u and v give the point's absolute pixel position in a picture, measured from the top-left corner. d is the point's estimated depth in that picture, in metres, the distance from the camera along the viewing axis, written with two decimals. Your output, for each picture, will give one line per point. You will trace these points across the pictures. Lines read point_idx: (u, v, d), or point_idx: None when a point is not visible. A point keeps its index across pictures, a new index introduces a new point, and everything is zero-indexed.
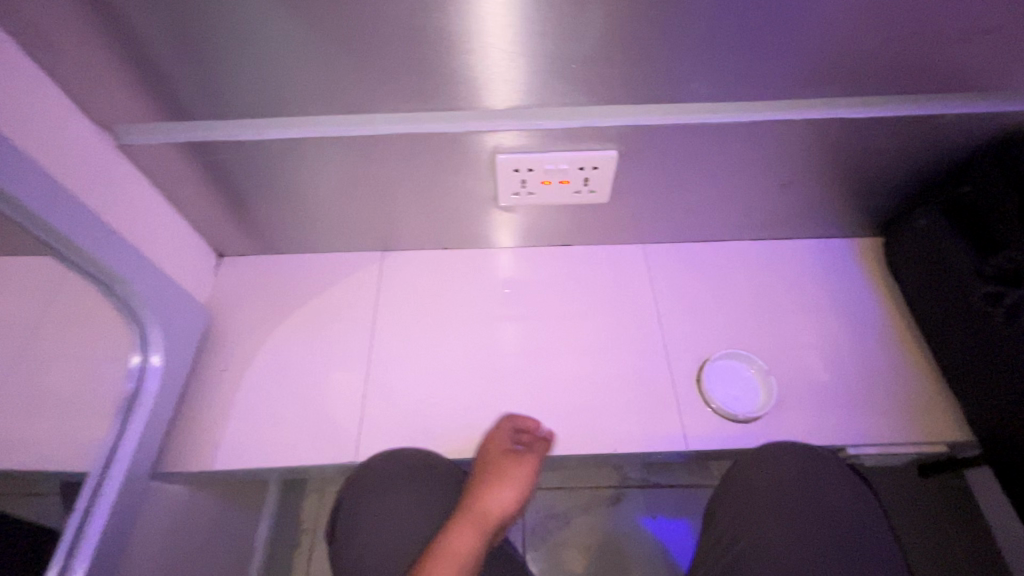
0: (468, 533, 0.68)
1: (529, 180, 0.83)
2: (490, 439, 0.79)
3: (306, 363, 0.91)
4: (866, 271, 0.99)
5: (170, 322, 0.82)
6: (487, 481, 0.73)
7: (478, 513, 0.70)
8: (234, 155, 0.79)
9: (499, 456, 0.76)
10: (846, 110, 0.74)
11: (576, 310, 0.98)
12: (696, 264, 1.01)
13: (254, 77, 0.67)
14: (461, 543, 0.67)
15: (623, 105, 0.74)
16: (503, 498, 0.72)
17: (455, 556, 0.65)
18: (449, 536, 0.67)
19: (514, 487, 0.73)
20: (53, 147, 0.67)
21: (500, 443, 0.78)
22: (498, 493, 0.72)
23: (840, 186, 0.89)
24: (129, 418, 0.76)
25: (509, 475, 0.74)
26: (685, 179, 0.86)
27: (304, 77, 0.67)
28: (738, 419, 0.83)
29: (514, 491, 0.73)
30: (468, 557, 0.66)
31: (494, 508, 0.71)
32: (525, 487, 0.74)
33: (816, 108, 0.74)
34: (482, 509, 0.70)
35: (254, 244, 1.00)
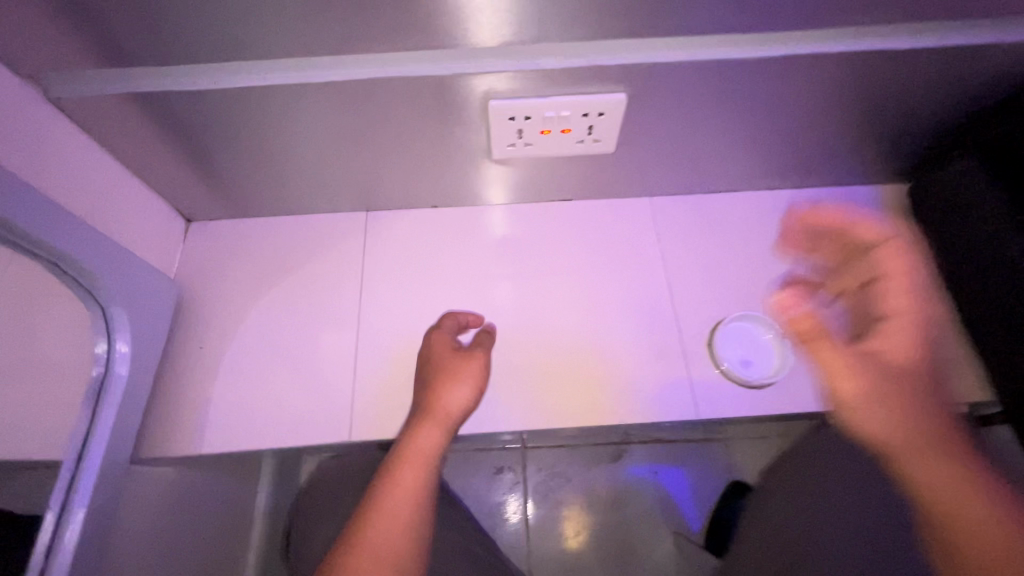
0: (429, 433, 0.67)
1: (527, 129, 0.74)
2: (433, 340, 0.77)
3: (290, 337, 0.85)
4: (887, 221, 0.92)
5: (135, 299, 0.74)
6: (440, 379, 0.71)
7: (436, 411, 0.68)
8: (187, 108, 0.68)
9: (448, 354, 0.74)
10: (890, 41, 0.65)
11: (579, 271, 0.91)
12: (707, 217, 0.94)
13: (197, 14, 0.56)
14: (422, 441, 0.66)
15: (636, 40, 0.63)
16: (460, 392, 0.70)
17: (419, 455, 0.65)
18: (410, 437, 0.66)
19: (469, 379, 0.71)
20: None
21: (443, 341, 0.76)
22: (453, 387, 0.70)
23: (870, 128, 0.80)
24: (100, 407, 0.70)
25: (463, 369, 0.72)
26: (701, 124, 0.77)
27: (258, 15, 0.56)
28: (748, 384, 0.79)
29: (471, 387, 0.71)
30: (432, 452, 0.65)
31: (451, 403, 0.69)
32: (481, 378, 0.71)
33: (856, 39, 0.64)
34: (440, 406, 0.68)
35: (223, 206, 0.91)
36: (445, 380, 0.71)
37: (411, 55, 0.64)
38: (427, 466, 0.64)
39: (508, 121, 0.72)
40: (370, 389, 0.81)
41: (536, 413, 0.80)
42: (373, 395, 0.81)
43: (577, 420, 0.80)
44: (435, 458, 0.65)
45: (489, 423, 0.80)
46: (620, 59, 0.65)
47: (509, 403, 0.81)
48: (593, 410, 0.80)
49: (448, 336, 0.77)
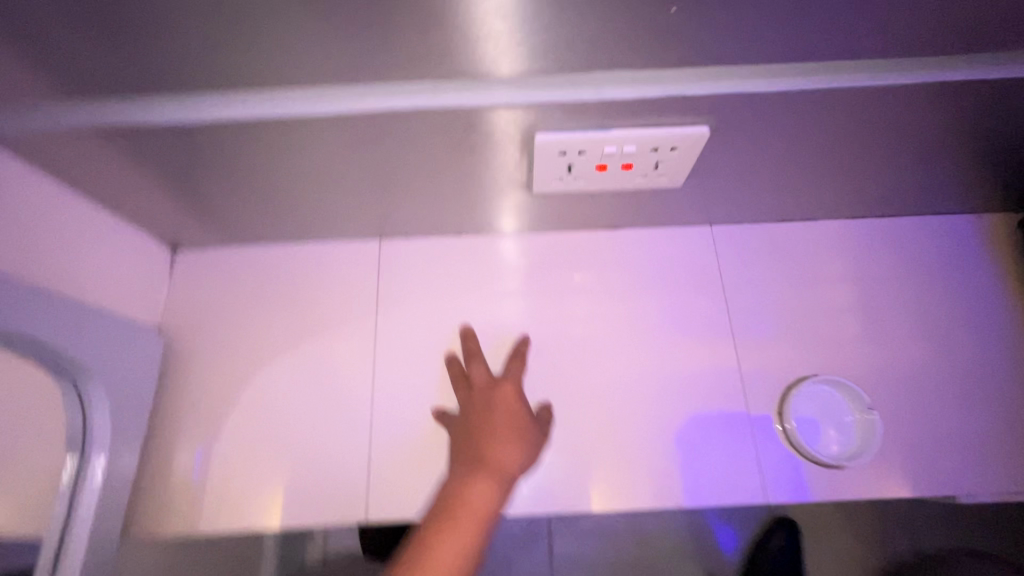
0: (484, 493, 0.58)
1: (578, 165, 0.60)
2: (499, 391, 0.68)
3: (295, 392, 0.74)
4: (992, 260, 0.78)
5: (114, 364, 0.64)
6: (504, 436, 0.63)
7: (496, 466, 0.60)
8: (158, 143, 0.55)
9: (514, 409, 0.67)
10: None
11: (627, 315, 0.79)
12: (779, 253, 0.80)
13: (157, 36, 0.42)
14: (480, 499, 0.57)
15: (729, 65, 0.49)
16: (521, 454, 0.63)
17: (475, 514, 0.56)
18: (466, 489, 0.58)
19: (530, 445, 0.64)
20: None
21: (511, 391, 0.68)
22: (513, 447, 0.62)
23: (994, 159, 0.66)
24: (77, 498, 0.61)
25: (527, 431, 0.65)
26: (791, 155, 0.63)
27: (237, 39, 0.42)
28: (804, 452, 0.69)
29: (532, 454, 0.64)
30: (486, 514, 0.57)
31: (511, 463, 0.61)
32: (537, 447, 0.65)
33: (1016, 63, 0.49)
34: (503, 464, 0.60)
35: (214, 236, 0.78)
36: (504, 436, 0.63)
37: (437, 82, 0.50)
38: (480, 530, 0.55)
39: (556, 156, 0.58)
40: (387, 457, 0.71)
41: (576, 489, 0.70)
42: (390, 465, 0.70)
43: (625, 499, 0.70)
44: (491, 521, 0.56)
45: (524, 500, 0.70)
46: (707, 89, 0.50)
47: (546, 476, 0.71)
48: (643, 487, 0.70)
49: (517, 387, 0.69)
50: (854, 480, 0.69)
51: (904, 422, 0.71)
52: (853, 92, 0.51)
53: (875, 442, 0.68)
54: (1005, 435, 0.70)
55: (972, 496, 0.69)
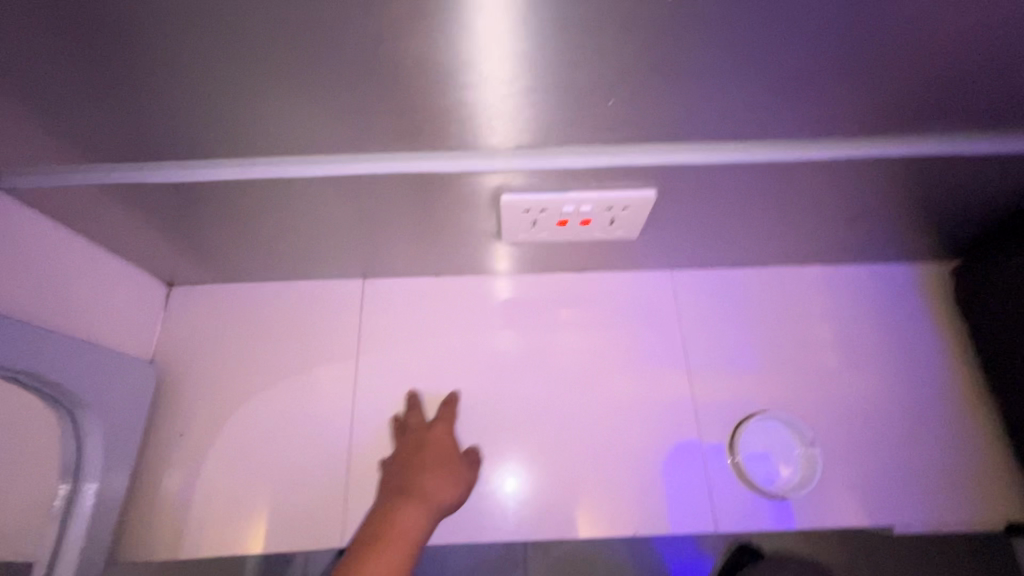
0: (416, 516, 0.62)
1: (542, 220, 0.66)
2: (432, 432, 0.74)
3: (279, 422, 0.79)
4: (926, 304, 0.85)
5: (110, 399, 0.68)
6: (435, 470, 0.68)
7: (426, 495, 0.64)
8: (160, 198, 0.61)
9: (446, 449, 0.72)
10: (943, 143, 0.58)
11: (593, 354, 0.84)
12: (733, 296, 0.87)
13: (169, 114, 0.49)
14: (410, 525, 0.60)
15: (667, 141, 0.56)
16: (451, 488, 0.67)
17: (405, 538, 0.59)
18: (398, 514, 0.61)
19: (460, 481, 0.69)
20: None
21: (444, 433, 0.74)
22: (446, 481, 0.67)
23: (913, 216, 0.73)
24: (69, 521, 0.65)
25: (456, 468, 0.70)
26: (735, 211, 0.70)
27: (240, 117, 0.49)
28: (754, 484, 0.74)
29: (461, 487, 0.68)
30: (414, 539, 0.60)
31: (441, 494, 0.65)
32: (465, 483, 0.69)
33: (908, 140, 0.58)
34: (433, 495, 0.64)
35: (207, 274, 0.83)
36: (438, 471, 0.68)
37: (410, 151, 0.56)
38: (409, 552, 0.58)
39: (521, 213, 0.64)
40: (364, 485, 0.75)
41: (542, 517, 0.75)
42: (367, 494, 0.75)
43: (586, 527, 0.74)
44: (419, 546, 0.60)
45: (493, 527, 0.74)
46: (649, 158, 0.58)
47: (514, 505, 0.75)
48: (604, 516, 0.75)
49: (449, 430, 0.74)
50: (801, 512, 0.73)
51: (845, 456, 0.76)
52: (777, 163, 0.59)
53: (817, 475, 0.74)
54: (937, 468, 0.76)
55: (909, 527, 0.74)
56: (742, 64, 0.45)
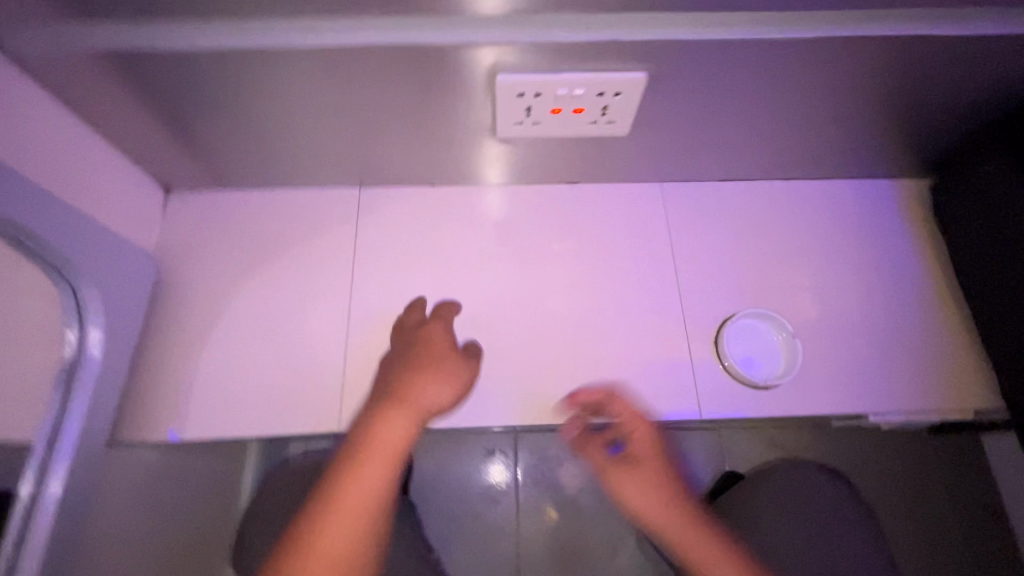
0: (400, 423, 0.56)
1: (535, 108, 0.68)
2: (427, 329, 0.68)
3: (277, 318, 0.81)
4: (907, 217, 0.88)
5: (110, 278, 0.69)
6: (425, 373, 0.60)
7: (414, 403, 0.57)
8: (156, 72, 0.62)
9: (444, 349, 0.64)
10: (941, 25, 0.59)
11: (584, 261, 0.87)
12: (720, 207, 0.89)
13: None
14: (392, 434, 0.55)
15: (658, 15, 0.58)
16: (450, 385, 0.60)
17: (384, 447, 0.54)
18: (377, 424, 0.55)
19: (461, 375, 0.62)
20: None
21: (439, 333, 0.66)
22: (440, 383, 0.60)
23: (897, 122, 0.76)
24: (71, 394, 0.65)
25: (456, 364, 0.62)
26: (722, 108, 0.72)
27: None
28: (745, 380, 0.77)
29: (458, 388, 0.61)
30: (397, 451, 0.55)
31: (433, 399, 0.58)
32: (465, 381, 0.61)
33: (906, 19, 0.58)
34: (423, 400, 0.58)
35: (203, 175, 0.85)
36: (430, 374, 0.60)
37: (409, 20, 0.57)
38: (392, 462, 0.54)
39: (515, 97, 0.66)
40: (362, 376, 0.78)
41: (534, 406, 0.78)
42: (365, 383, 0.77)
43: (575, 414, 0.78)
44: (404, 455, 0.55)
45: (487, 414, 0.77)
46: (644, 34, 0.59)
47: (506, 395, 0.78)
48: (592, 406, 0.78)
49: (445, 330, 0.68)
50: (779, 402, 0.77)
51: (822, 352, 0.80)
52: (766, 47, 0.61)
53: (800, 353, 0.77)
54: (907, 363, 0.80)
55: (880, 417, 0.78)
56: None
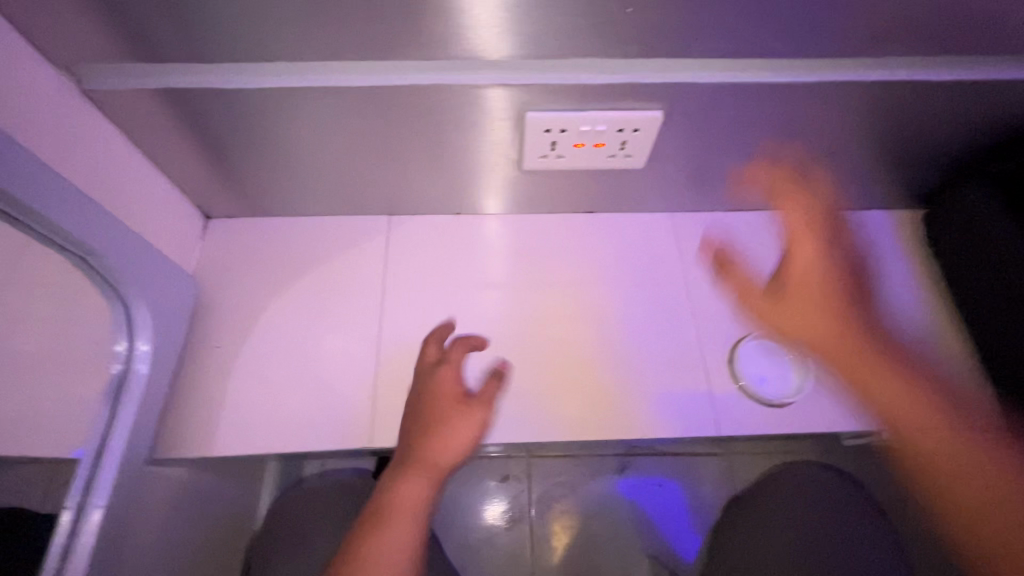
0: (416, 483, 0.64)
1: (560, 142, 0.75)
2: (439, 375, 0.72)
3: (309, 338, 0.84)
4: (902, 245, 0.94)
5: (158, 297, 0.73)
6: (436, 429, 0.67)
7: (429, 462, 0.65)
8: (216, 107, 0.68)
9: (451, 399, 0.70)
10: (918, 70, 0.66)
11: (600, 286, 0.91)
12: (728, 236, 0.95)
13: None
14: (412, 494, 0.63)
15: (672, 61, 0.65)
16: (464, 429, 0.68)
17: (404, 509, 0.62)
18: (396, 490, 0.63)
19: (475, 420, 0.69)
20: (19, 101, 0.56)
21: (450, 379, 0.72)
22: (449, 438, 0.67)
23: (887, 156, 0.83)
24: (120, 402, 0.69)
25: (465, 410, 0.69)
26: (729, 144, 0.78)
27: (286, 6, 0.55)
28: (761, 399, 0.81)
29: (467, 440, 0.67)
30: (417, 508, 0.63)
31: (447, 454, 0.66)
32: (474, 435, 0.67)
33: (890, 66, 0.66)
34: (440, 458, 0.65)
35: (242, 205, 0.90)
36: (440, 430, 0.67)
37: (451, 63, 0.64)
38: (412, 520, 0.62)
39: (542, 133, 0.73)
40: (392, 394, 0.81)
41: (557, 424, 0.81)
42: (395, 402, 0.80)
43: (596, 431, 0.81)
44: (421, 513, 0.63)
45: (513, 431, 0.80)
46: (660, 76, 0.65)
47: (530, 412, 0.81)
48: (612, 424, 0.81)
49: (455, 374, 0.72)
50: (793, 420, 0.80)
51: (831, 372, 0.84)
52: (770, 90, 0.67)
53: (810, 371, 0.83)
54: None
55: (889, 433, 0.82)
56: None
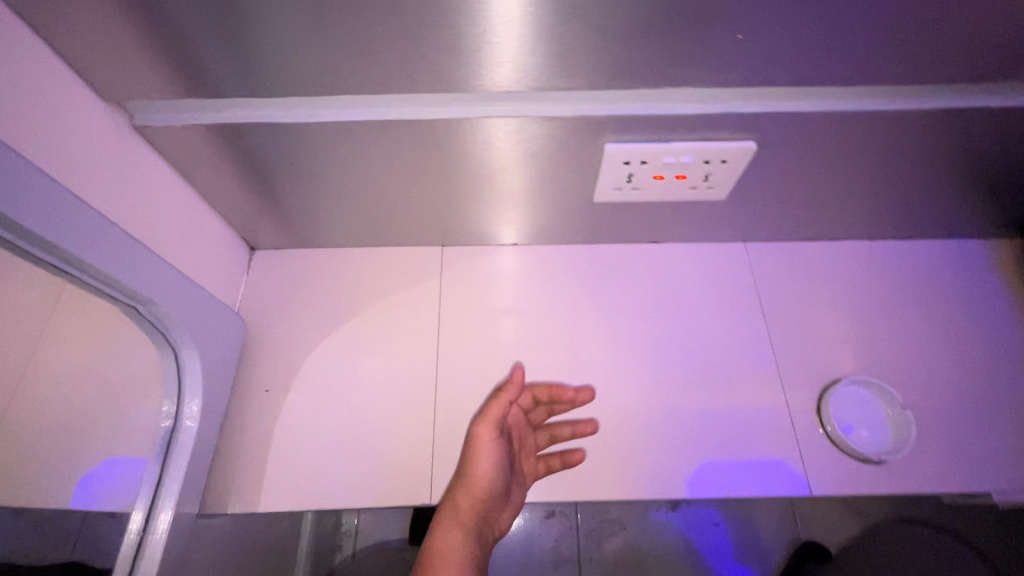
0: (450, 529, 0.64)
1: (638, 174, 0.69)
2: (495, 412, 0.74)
3: (361, 381, 0.79)
4: (1001, 279, 0.87)
5: (208, 342, 0.69)
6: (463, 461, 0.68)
7: (456, 506, 0.66)
8: (272, 143, 0.63)
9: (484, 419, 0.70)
10: None
11: (670, 322, 0.84)
12: (807, 270, 0.88)
13: (281, 41, 0.50)
14: (444, 543, 0.64)
15: (775, 92, 0.58)
16: (483, 463, 0.66)
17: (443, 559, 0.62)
18: (433, 541, 0.64)
19: (487, 451, 0.66)
20: (72, 146, 0.52)
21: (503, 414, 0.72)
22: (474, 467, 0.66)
23: (997, 189, 0.75)
24: (167, 464, 0.66)
25: (474, 437, 0.66)
26: (821, 176, 0.72)
27: (357, 46, 0.50)
28: (858, 455, 0.73)
29: (489, 466, 0.66)
30: (457, 556, 0.63)
31: (473, 483, 0.66)
32: (490, 449, 0.66)
33: None
34: (464, 503, 0.66)
35: (290, 236, 0.86)
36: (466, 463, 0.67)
37: (530, 96, 0.58)
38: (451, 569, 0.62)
39: (621, 165, 0.67)
40: (452, 444, 0.75)
41: (634, 480, 0.73)
42: (455, 452, 0.74)
43: (677, 488, 0.73)
44: (460, 561, 0.62)
45: (585, 489, 0.73)
46: (759, 106, 0.59)
47: (604, 466, 0.74)
48: (694, 480, 0.73)
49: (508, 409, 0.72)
50: (894, 478, 0.73)
51: (932, 423, 0.76)
52: (881, 121, 0.60)
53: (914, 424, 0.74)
54: None
55: (1002, 495, 0.73)
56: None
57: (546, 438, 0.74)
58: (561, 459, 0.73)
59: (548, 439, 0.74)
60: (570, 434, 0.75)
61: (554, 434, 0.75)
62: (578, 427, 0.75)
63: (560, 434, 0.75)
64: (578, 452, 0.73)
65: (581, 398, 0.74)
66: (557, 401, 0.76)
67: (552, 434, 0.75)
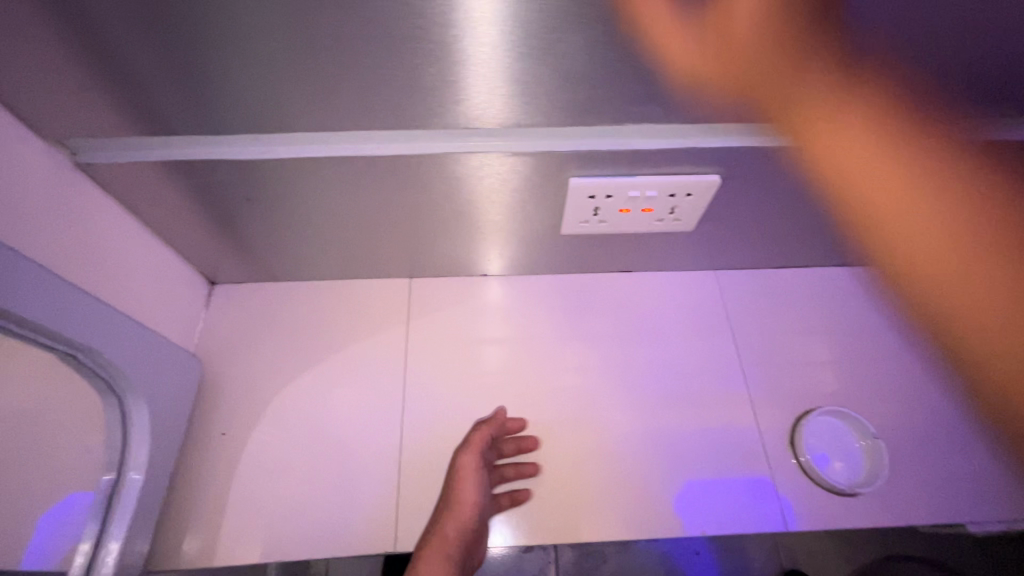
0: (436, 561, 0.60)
1: (604, 207, 0.68)
2: None
3: (324, 420, 0.76)
4: None
5: (158, 388, 0.66)
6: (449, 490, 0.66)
7: (443, 537, 0.62)
8: (224, 180, 0.61)
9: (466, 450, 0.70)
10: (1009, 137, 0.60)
11: (642, 350, 0.83)
12: (777, 299, 0.88)
13: (229, 81, 0.48)
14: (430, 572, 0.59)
15: (737, 130, 0.58)
16: (469, 492, 0.65)
17: None
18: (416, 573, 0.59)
19: (473, 478, 0.66)
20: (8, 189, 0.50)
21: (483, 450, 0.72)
22: (460, 494, 0.65)
23: None
24: (109, 524, 0.61)
25: (460, 465, 0.67)
26: (784, 209, 0.72)
27: (310, 84, 0.49)
28: (834, 489, 0.72)
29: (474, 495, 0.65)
30: None
31: (460, 510, 0.64)
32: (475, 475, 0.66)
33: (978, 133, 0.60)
34: (450, 531, 0.63)
35: (251, 271, 0.83)
36: (451, 491, 0.66)
37: (492, 133, 0.57)
38: None
39: (586, 199, 0.66)
40: (419, 485, 0.72)
41: (610, 519, 0.70)
42: (423, 497, 0.71)
43: (653, 528, 0.70)
44: None
45: (559, 532, 0.69)
46: (721, 143, 0.59)
47: (577, 506, 0.71)
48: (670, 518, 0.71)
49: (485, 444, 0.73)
50: (869, 509, 0.72)
51: (905, 451, 0.76)
52: (841, 156, 0.61)
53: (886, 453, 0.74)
54: (995, 466, 0.75)
55: (978, 523, 0.73)
56: (828, 41, 0.46)
57: (497, 478, 0.71)
58: (509, 497, 0.70)
59: (498, 480, 0.71)
60: (515, 476, 0.71)
61: (502, 474, 0.71)
62: (522, 468, 0.72)
63: (506, 476, 0.71)
64: (525, 491, 0.71)
65: (525, 445, 0.73)
66: (504, 444, 0.73)
67: (500, 474, 0.71)
